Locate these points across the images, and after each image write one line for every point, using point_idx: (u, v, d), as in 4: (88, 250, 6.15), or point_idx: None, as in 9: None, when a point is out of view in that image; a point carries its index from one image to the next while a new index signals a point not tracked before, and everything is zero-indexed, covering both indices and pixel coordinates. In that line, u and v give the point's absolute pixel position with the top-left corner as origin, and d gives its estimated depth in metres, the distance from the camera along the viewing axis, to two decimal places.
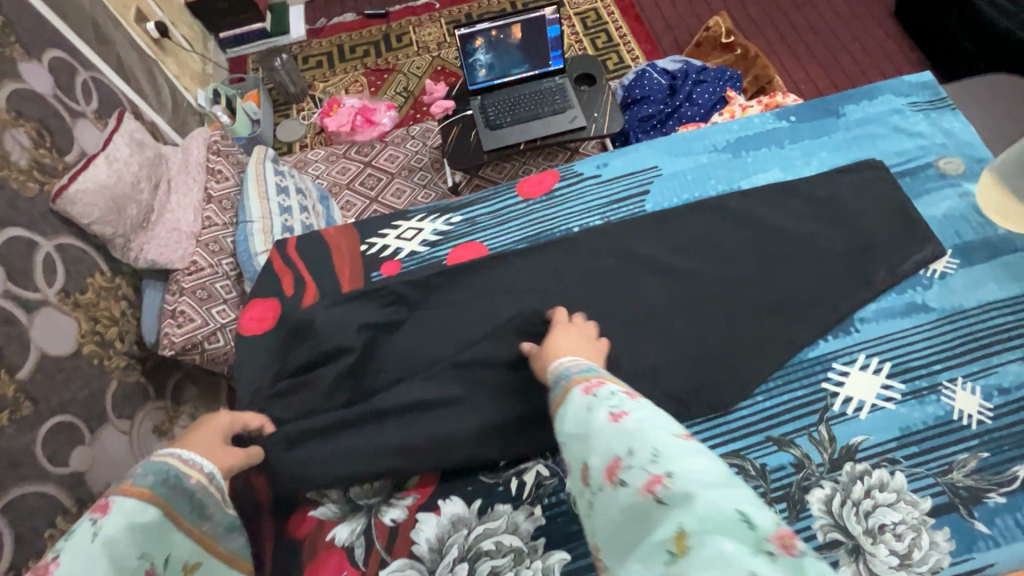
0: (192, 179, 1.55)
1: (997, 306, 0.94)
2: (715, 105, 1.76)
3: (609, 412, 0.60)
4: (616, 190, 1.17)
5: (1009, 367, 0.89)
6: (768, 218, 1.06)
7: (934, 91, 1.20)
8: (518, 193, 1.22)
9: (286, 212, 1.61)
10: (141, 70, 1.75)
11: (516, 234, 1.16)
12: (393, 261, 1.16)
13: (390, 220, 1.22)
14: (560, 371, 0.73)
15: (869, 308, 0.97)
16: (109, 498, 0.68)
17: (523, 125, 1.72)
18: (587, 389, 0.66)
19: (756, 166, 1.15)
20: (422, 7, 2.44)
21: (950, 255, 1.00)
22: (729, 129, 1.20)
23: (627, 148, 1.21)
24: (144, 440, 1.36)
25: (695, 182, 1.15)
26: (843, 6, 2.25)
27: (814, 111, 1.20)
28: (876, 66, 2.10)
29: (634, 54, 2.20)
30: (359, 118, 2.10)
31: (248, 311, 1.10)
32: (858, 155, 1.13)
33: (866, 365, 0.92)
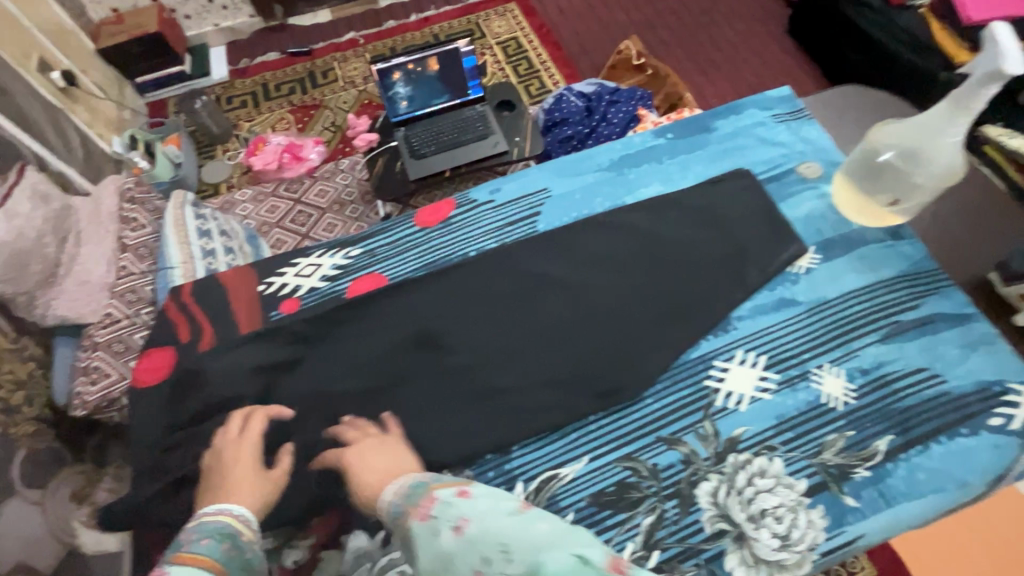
0: (105, 230, 1.49)
1: (856, 294, 1.02)
2: (629, 122, 1.84)
3: (453, 527, 0.72)
4: (511, 214, 1.18)
5: (868, 350, 0.97)
6: (652, 229, 1.12)
7: (793, 103, 1.28)
8: (416, 223, 1.20)
9: (210, 255, 1.56)
10: (47, 120, 1.69)
11: (415, 262, 1.14)
12: (292, 299, 1.11)
13: (288, 258, 1.17)
14: (387, 509, 0.81)
15: (744, 307, 1.03)
16: (167, 565, 0.74)
17: (447, 152, 1.76)
18: (423, 513, 0.76)
19: (639, 182, 1.20)
20: (346, 43, 2.48)
21: (814, 251, 1.08)
22: (613, 149, 1.25)
23: (517, 173, 1.24)
24: (62, 509, 1.28)
25: (583, 201, 1.18)
26: (743, 24, 2.42)
27: (688, 128, 1.27)
28: (777, 78, 2.26)
29: (555, 78, 2.30)
30: (287, 155, 2.08)
31: (142, 362, 1.07)
32: (729, 165, 1.20)
33: (744, 360, 0.98)
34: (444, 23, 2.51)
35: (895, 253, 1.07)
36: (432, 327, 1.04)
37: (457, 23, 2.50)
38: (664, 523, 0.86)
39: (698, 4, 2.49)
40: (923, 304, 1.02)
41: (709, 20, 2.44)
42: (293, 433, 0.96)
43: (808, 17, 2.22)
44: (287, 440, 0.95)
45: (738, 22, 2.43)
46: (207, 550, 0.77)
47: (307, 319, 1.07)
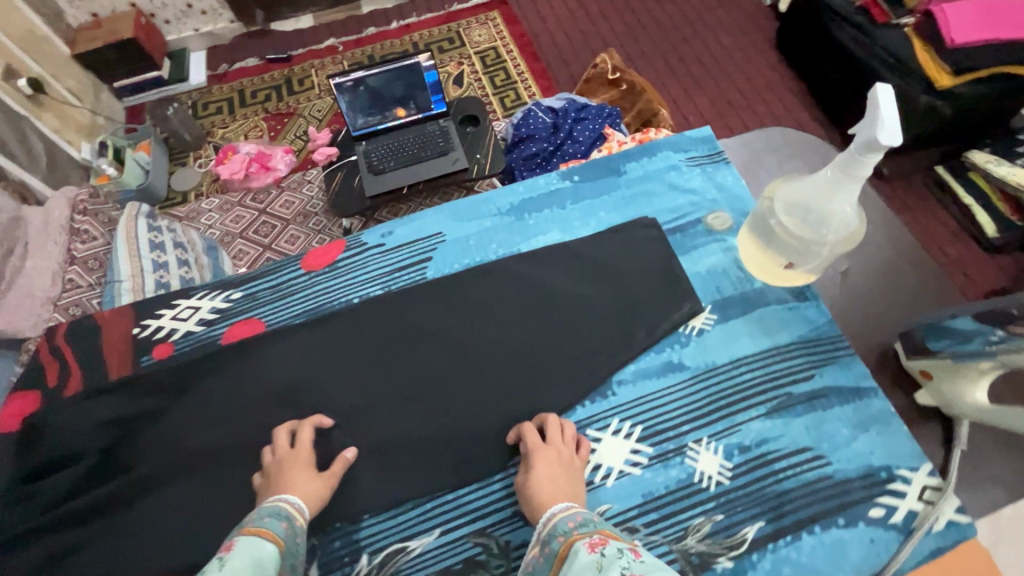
0: (54, 242, 1.50)
1: (747, 362, 0.98)
2: (595, 141, 1.79)
3: (623, 572, 0.59)
4: (400, 258, 1.15)
5: (751, 425, 0.93)
6: (544, 281, 1.09)
7: (712, 145, 1.24)
8: (303, 266, 1.17)
9: (162, 268, 1.54)
10: (9, 128, 1.70)
11: (297, 308, 1.12)
12: (167, 343, 1.09)
13: (168, 300, 1.15)
14: (557, 527, 0.72)
15: (628, 370, 0.99)
16: (234, 538, 0.71)
17: (406, 168, 1.73)
18: (592, 546, 0.65)
19: (537, 229, 1.17)
20: (325, 50, 2.46)
21: (708, 311, 1.04)
22: (514, 192, 1.22)
23: (415, 215, 1.20)
24: None
25: (477, 248, 1.16)
26: (728, 38, 2.35)
27: (597, 170, 1.23)
28: (759, 95, 2.19)
29: (531, 90, 2.25)
30: (254, 165, 2.07)
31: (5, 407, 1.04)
32: (633, 213, 1.16)
33: (618, 431, 0.94)
34: (424, 31, 2.48)
35: (798, 316, 1.02)
36: (314, 373, 1.03)
37: (437, 31, 2.47)
38: None
39: (682, 16, 2.43)
40: (819, 375, 0.97)
41: (693, 33, 2.37)
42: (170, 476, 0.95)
43: (794, 31, 2.14)
44: (162, 485, 0.94)
45: (723, 35, 2.36)
46: (273, 528, 0.75)
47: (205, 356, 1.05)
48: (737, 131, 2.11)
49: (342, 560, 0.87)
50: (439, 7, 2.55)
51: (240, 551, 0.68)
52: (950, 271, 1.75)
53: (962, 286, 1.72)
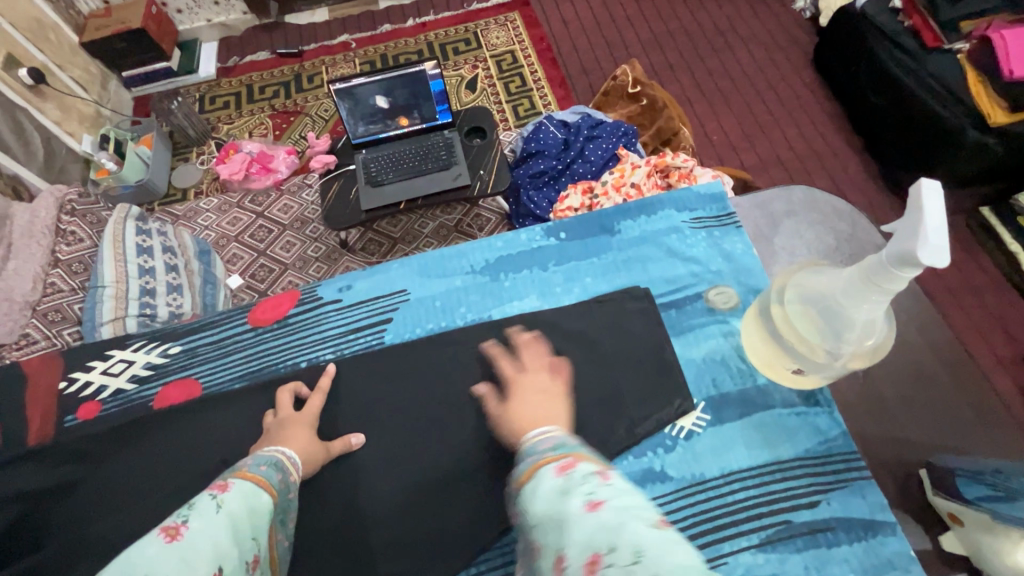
0: (37, 243, 1.46)
1: (741, 478, 0.80)
2: (607, 162, 1.68)
3: (586, 499, 0.48)
4: (356, 317, 0.99)
5: (740, 557, 0.75)
6: (525, 344, 0.93)
7: (723, 205, 1.06)
8: (251, 320, 1.01)
9: (147, 273, 1.49)
10: (5, 120, 1.66)
11: (238, 369, 0.97)
12: (94, 402, 0.95)
13: (102, 349, 1.00)
14: (532, 448, 0.61)
15: None
16: (228, 478, 0.63)
17: (406, 182, 1.65)
18: (562, 466, 0.54)
19: (513, 293, 1.00)
20: (338, 46, 2.38)
21: (701, 409, 0.86)
22: (490, 246, 1.06)
23: (376, 267, 1.05)
24: None
25: (443, 310, 0.99)
26: (761, 52, 2.20)
27: (588, 227, 1.06)
28: (791, 117, 2.04)
29: (547, 99, 2.14)
30: (255, 164, 2.00)
31: None
32: (623, 282, 0.99)
33: None
34: (440, 30, 2.38)
35: (805, 424, 0.83)
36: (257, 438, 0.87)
37: (454, 31, 2.37)
38: None
39: (713, 27, 2.28)
40: (826, 502, 0.78)
41: (724, 45, 2.23)
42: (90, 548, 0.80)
43: (834, 51, 1.98)
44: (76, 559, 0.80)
45: (756, 49, 2.21)
46: (266, 475, 0.66)
47: (137, 411, 0.93)
48: (764, 156, 1.96)
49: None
50: (458, 6, 2.44)
51: (236, 492, 0.60)
52: (987, 326, 1.61)
53: (998, 345, 1.58)
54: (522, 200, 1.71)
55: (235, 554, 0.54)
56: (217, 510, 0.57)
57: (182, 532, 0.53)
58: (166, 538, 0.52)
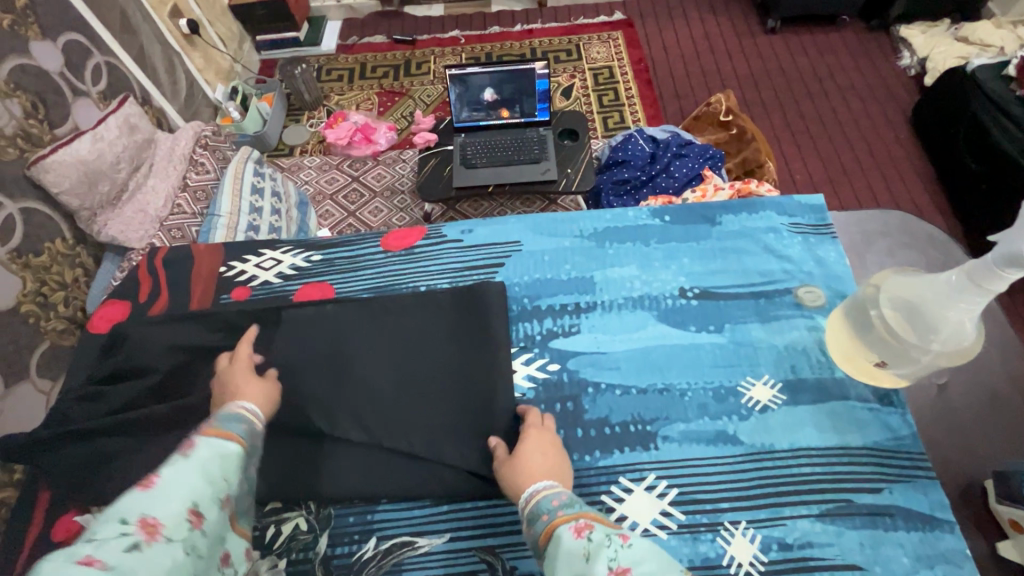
0: (173, 168, 1.65)
1: (809, 455, 0.83)
2: (691, 180, 1.74)
3: (610, 567, 0.55)
4: (474, 258, 1.07)
5: (798, 522, 0.78)
6: (614, 309, 0.99)
7: (822, 215, 1.10)
8: (381, 245, 1.12)
9: (256, 212, 1.65)
10: (162, 60, 1.89)
11: (367, 282, 1.07)
12: (245, 287, 1.07)
13: (256, 246, 1.13)
14: (541, 507, 0.68)
15: (676, 427, 0.87)
16: (195, 437, 0.64)
17: (496, 168, 1.75)
18: (578, 529, 0.61)
19: (614, 260, 1.05)
20: (448, 40, 2.55)
21: (778, 388, 0.90)
22: (600, 217, 1.12)
23: (497, 219, 1.13)
24: (32, 401, 1.32)
25: (550, 264, 1.05)
26: (857, 102, 2.21)
27: (690, 215, 1.11)
28: (878, 168, 2.04)
29: (637, 116, 2.22)
30: (359, 134, 2.19)
31: (102, 309, 1.06)
32: (717, 269, 1.03)
33: (652, 487, 0.82)
34: (545, 38, 2.51)
35: (877, 420, 0.86)
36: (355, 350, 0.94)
37: (558, 41, 2.49)
38: None
39: (812, 72, 2.31)
40: (888, 490, 0.81)
41: (821, 90, 2.25)
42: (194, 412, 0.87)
43: (934, 108, 1.98)
44: (180, 425, 0.87)
45: (852, 100, 2.22)
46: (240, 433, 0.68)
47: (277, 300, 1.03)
48: (845, 201, 1.96)
49: (349, 537, 0.82)
50: (565, 19, 2.58)
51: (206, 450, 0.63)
52: None
53: None
54: (601, 204, 1.79)
55: (210, 492, 0.60)
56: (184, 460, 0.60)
57: (155, 480, 0.57)
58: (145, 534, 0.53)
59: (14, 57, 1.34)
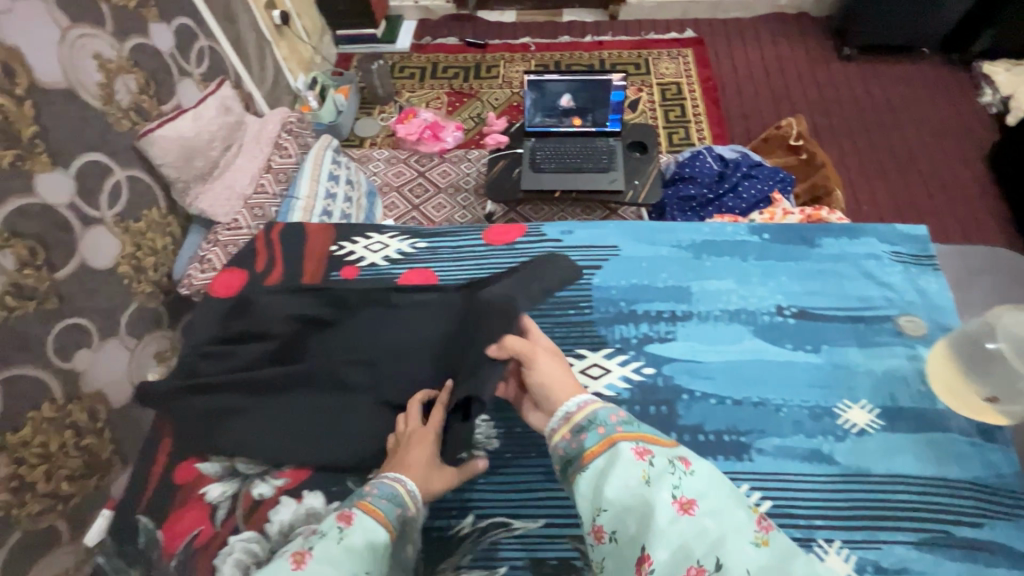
0: (260, 149, 1.73)
1: (907, 481, 0.87)
2: (758, 203, 1.74)
3: (677, 497, 0.64)
4: (571, 258, 1.14)
5: (895, 548, 0.82)
6: (711, 321, 1.04)
7: (924, 247, 1.14)
8: (484, 239, 1.21)
9: (331, 198, 1.74)
10: (255, 48, 1.99)
11: (467, 273, 1.15)
12: (353, 267, 1.18)
13: (363, 230, 1.24)
14: (598, 418, 0.75)
15: (770, 441, 0.91)
16: (353, 509, 0.74)
17: (565, 175, 1.78)
18: (639, 453, 0.70)
19: (712, 272, 1.11)
20: (519, 46, 2.60)
21: (876, 413, 0.94)
22: (698, 230, 1.18)
23: (596, 223, 1.20)
24: (118, 358, 1.41)
25: (647, 271, 1.11)
26: (931, 136, 2.16)
27: (789, 235, 1.16)
28: (951, 206, 1.99)
29: (702, 134, 2.22)
30: (428, 131, 2.25)
31: (221, 276, 1.18)
32: (817, 289, 1.08)
33: (745, 496, 0.87)
34: (614, 51, 2.53)
35: (978, 455, 0.90)
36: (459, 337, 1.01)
37: (627, 54, 2.51)
38: None
39: (885, 102, 2.27)
40: (989, 525, 0.84)
41: (892, 121, 2.21)
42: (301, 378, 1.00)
43: (1017, 149, 1.93)
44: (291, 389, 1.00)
45: (927, 134, 2.17)
46: (386, 513, 0.75)
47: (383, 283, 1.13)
48: None
49: (447, 512, 0.94)
50: (636, 33, 2.60)
51: (354, 531, 0.71)
52: None
53: None
54: (664, 218, 1.80)
55: None
56: (336, 542, 0.69)
57: (306, 559, 0.67)
58: (295, 564, 0.66)
59: (135, 37, 1.44)
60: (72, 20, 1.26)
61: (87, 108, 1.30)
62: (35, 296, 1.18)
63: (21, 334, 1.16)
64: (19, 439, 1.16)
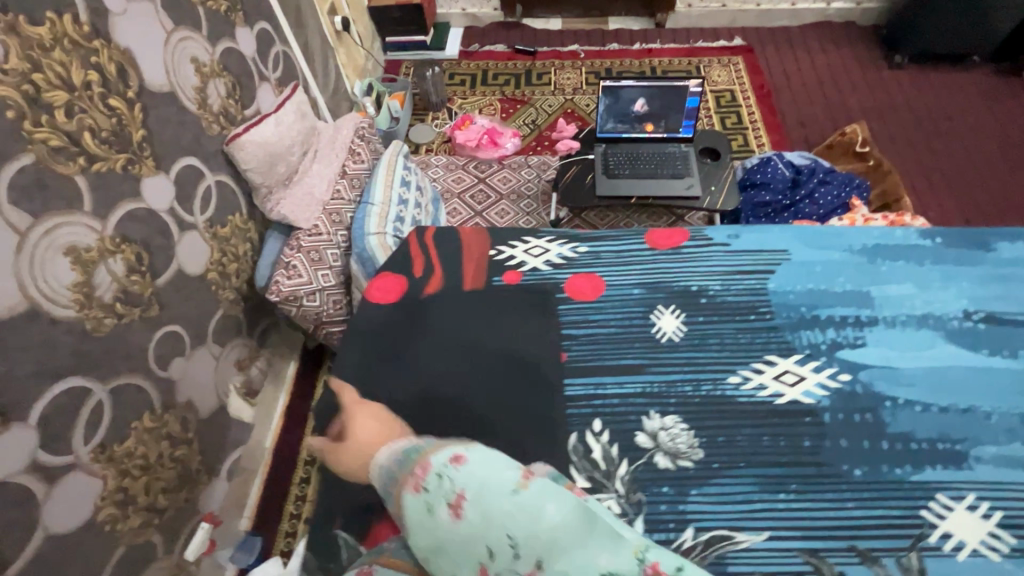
0: (334, 154, 1.70)
1: None
2: (835, 210, 1.75)
3: (449, 505, 0.76)
4: (742, 263, 1.14)
5: None
6: (898, 327, 1.03)
7: None
8: (646, 241, 1.21)
9: (402, 204, 1.68)
10: (320, 54, 1.98)
11: (635, 277, 1.14)
12: (516, 272, 1.16)
13: (521, 234, 1.23)
14: (388, 481, 0.85)
15: (988, 449, 0.89)
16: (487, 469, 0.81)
17: (640, 180, 1.77)
18: (417, 484, 0.81)
19: (890, 277, 1.09)
20: (568, 53, 2.61)
21: None
22: (868, 235, 1.17)
23: (762, 228, 1.20)
24: (205, 366, 1.37)
25: (823, 276, 1.11)
26: (991, 145, 2.16)
27: (962, 239, 1.15)
28: (1017, 210, 1.99)
29: (761, 141, 2.22)
30: (486, 137, 2.24)
31: (377, 281, 1.16)
32: (1005, 294, 1.06)
33: (975, 507, 0.84)
34: (664, 58, 2.54)
35: None
36: (646, 348, 1.03)
37: (678, 61, 2.52)
38: None
39: (941, 112, 2.27)
40: None
41: (951, 130, 2.22)
42: (432, 393, 0.99)
43: None
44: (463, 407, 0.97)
45: (988, 141, 2.17)
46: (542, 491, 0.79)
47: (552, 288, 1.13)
48: None
49: None
50: (684, 41, 2.61)
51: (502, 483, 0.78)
52: None
53: None
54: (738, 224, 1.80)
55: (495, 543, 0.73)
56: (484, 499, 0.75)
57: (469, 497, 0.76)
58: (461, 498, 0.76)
59: (224, 41, 1.43)
60: (174, 23, 1.25)
61: (185, 112, 1.28)
62: (140, 303, 1.15)
63: (128, 342, 1.12)
64: (124, 450, 1.12)
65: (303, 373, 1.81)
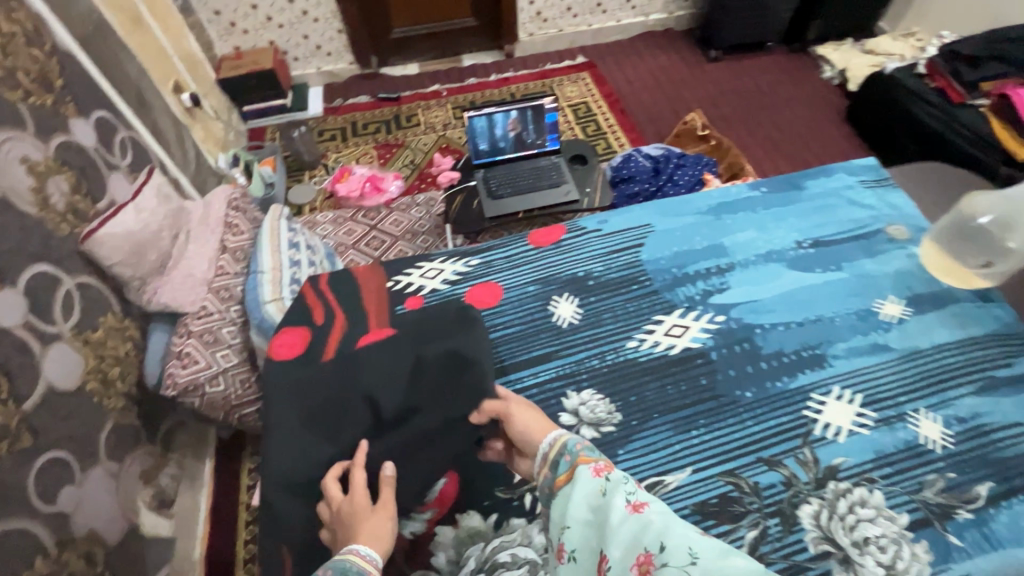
0: (210, 231, 1.57)
1: (950, 348, 1.05)
2: (694, 186, 1.97)
3: (629, 501, 0.66)
4: (616, 242, 1.26)
5: (965, 400, 0.98)
6: (749, 266, 1.19)
7: (879, 173, 1.38)
8: (529, 241, 1.28)
9: (297, 265, 1.59)
10: (173, 133, 1.90)
11: (527, 275, 1.21)
12: (416, 296, 1.20)
13: (413, 262, 1.27)
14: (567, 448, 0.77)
15: (839, 346, 1.05)
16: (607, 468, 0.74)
17: (522, 195, 1.87)
18: (597, 470, 0.72)
19: (735, 227, 1.27)
20: (431, 93, 2.72)
21: (904, 304, 1.12)
22: (710, 197, 1.35)
23: (626, 208, 1.33)
24: (101, 485, 1.23)
25: (684, 238, 1.25)
26: (803, 110, 2.57)
27: (781, 184, 1.36)
28: (832, 157, 2.38)
29: (621, 141, 2.46)
30: (368, 185, 2.25)
31: (279, 338, 1.11)
32: (821, 220, 1.27)
33: (841, 396, 0.99)
34: (521, 83, 2.73)
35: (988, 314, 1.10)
36: (551, 337, 1.10)
37: (533, 84, 2.72)
38: (766, 540, 0.84)
39: (759, 89, 2.67)
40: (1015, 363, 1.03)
41: (768, 103, 2.61)
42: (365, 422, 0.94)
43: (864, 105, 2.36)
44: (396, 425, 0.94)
45: (798, 107, 2.58)
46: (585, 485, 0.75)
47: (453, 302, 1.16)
48: None
49: None
50: (534, 66, 2.83)
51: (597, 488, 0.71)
52: None
53: None
54: None
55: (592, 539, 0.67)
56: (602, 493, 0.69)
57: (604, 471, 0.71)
58: (595, 470, 0.72)
59: (58, 135, 1.33)
60: None
61: (25, 216, 1.17)
62: (6, 435, 1.01)
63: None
64: None
65: (221, 464, 1.67)
